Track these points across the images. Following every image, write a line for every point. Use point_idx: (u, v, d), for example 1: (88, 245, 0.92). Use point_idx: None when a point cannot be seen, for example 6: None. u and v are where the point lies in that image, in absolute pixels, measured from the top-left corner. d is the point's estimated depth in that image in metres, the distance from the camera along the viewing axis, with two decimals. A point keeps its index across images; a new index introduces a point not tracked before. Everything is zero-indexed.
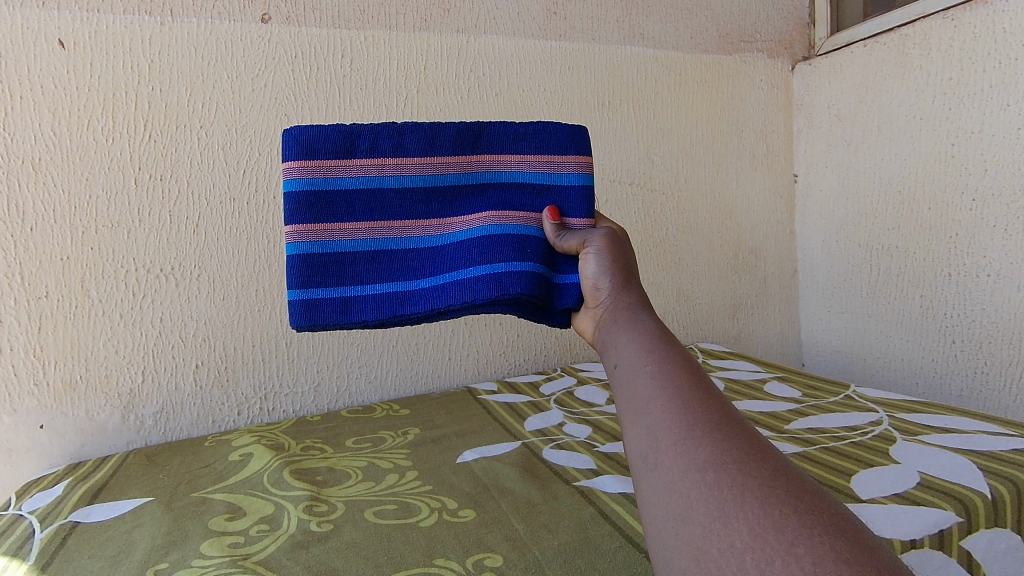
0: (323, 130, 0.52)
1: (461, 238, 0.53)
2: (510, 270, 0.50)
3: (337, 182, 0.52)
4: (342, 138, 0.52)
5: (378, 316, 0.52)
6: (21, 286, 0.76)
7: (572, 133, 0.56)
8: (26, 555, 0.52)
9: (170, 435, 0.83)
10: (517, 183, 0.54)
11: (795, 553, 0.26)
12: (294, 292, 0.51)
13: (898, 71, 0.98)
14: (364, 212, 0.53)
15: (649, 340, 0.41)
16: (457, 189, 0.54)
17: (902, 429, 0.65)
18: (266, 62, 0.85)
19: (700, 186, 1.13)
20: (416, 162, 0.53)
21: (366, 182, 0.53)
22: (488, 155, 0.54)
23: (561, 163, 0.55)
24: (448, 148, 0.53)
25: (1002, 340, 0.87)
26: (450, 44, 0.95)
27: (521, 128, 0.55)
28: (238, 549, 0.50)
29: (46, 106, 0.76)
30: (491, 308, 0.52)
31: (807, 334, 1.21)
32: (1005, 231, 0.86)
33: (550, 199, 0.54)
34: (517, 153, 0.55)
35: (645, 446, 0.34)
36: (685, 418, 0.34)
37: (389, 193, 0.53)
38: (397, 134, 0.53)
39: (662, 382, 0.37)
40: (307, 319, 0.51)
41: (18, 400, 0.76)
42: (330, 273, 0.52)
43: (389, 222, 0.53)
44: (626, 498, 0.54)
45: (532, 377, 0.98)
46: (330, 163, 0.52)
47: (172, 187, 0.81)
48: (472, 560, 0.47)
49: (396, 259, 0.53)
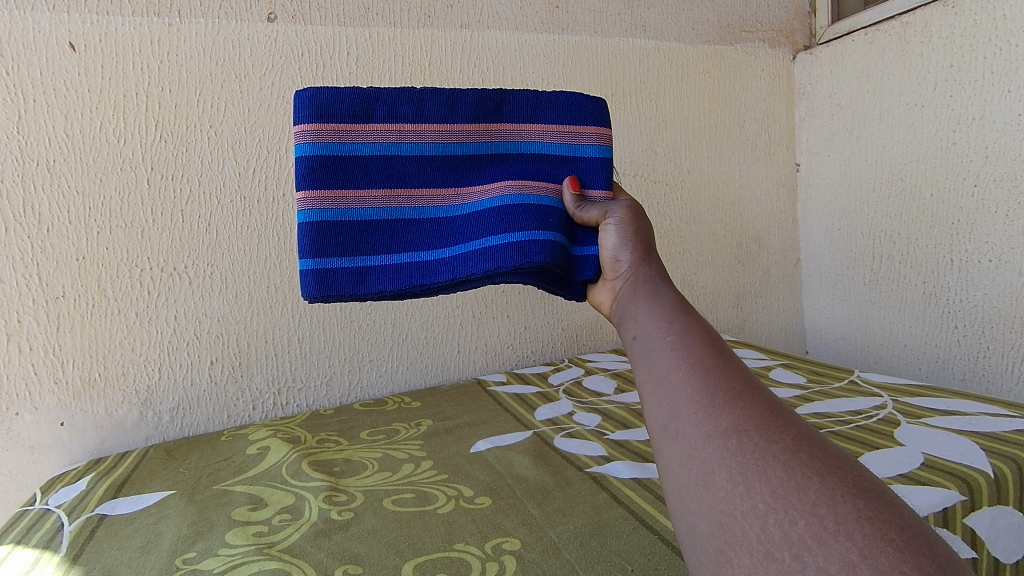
0: (339, 94, 0.53)
1: (480, 209, 0.54)
2: (530, 236, 0.51)
3: (353, 148, 0.53)
4: (359, 102, 0.53)
5: (396, 286, 0.53)
6: (38, 286, 0.77)
7: (592, 105, 0.57)
8: (56, 547, 0.54)
9: (187, 430, 0.84)
10: (537, 153, 0.56)
11: (816, 510, 0.27)
12: (307, 262, 0.52)
13: (900, 60, 0.99)
14: (379, 178, 0.54)
15: (669, 312, 0.43)
16: (475, 158, 0.55)
17: (906, 411, 0.67)
18: (272, 61, 0.86)
19: (703, 177, 1.14)
20: (436, 129, 0.55)
21: (382, 149, 0.54)
22: (508, 124, 0.56)
23: (581, 134, 0.57)
24: (466, 117, 0.55)
25: (1003, 324, 0.88)
26: (453, 40, 0.95)
27: (543, 98, 0.56)
28: (263, 537, 0.52)
29: (59, 109, 0.77)
30: (513, 277, 0.52)
31: (811, 321, 1.22)
32: (1006, 217, 0.87)
33: (569, 170, 0.56)
34: (537, 122, 0.56)
35: (666, 415, 0.35)
36: (705, 388, 0.35)
37: (406, 160, 0.55)
38: (416, 100, 0.54)
39: (683, 352, 0.38)
40: (322, 291, 0.52)
41: (39, 398, 0.78)
42: (344, 241, 0.53)
43: (406, 190, 0.55)
44: (637, 484, 0.56)
45: (541, 368, 1.00)
46: (347, 127, 0.53)
47: (183, 186, 0.82)
48: (491, 544, 0.48)
49: (412, 229, 0.54)
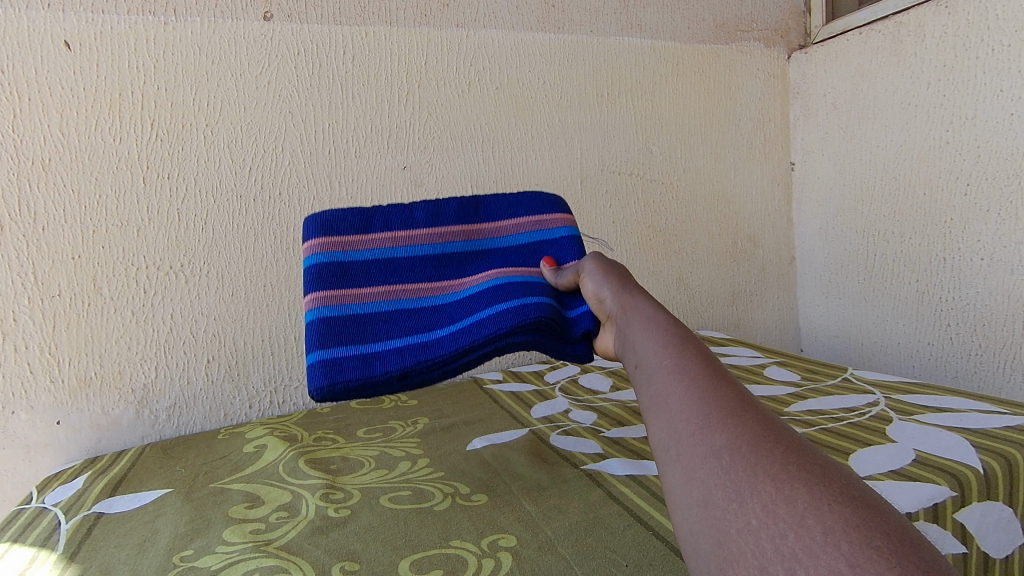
0: (342, 212, 0.59)
1: (472, 290, 0.58)
2: (524, 300, 0.54)
3: (354, 255, 0.58)
4: (360, 217, 0.60)
5: (401, 366, 0.54)
6: (33, 285, 0.77)
7: (554, 201, 0.65)
8: (53, 545, 0.54)
9: (184, 429, 0.84)
10: (513, 246, 0.63)
11: (806, 521, 0.28)
12: (314, 355, 0.53)
13: (894, 59, 1.00)
14: (379, 277, 0.58)
15: (662, 335, 0.44)
16: (462, 256, 0.61)
17: (898, 409, 0.68)
18: (268, 59, 0.86)
19: (699, 176, 1.14)
20: (428, 232, 0.61)
21: (380, 253, 0.59)
22: (488, 224, 0.63)
23: (551, 222, 0.64)
24: (452, 218, 0.62)
25: (995, 322, 0.89)
26: (449, 38, 0.95)
27: (512, 197, 0.65)
28: (260, 535, 0.52)
29: (54, 108, 0.77)
30: (512, 343, 0.54)
31: (805, 320, 1.23)
32: (998, 216, 0.87)
33: (543, 253, 0.62)
34: (511, 217, 0.64)
35: (665, 438, 0.36)
36: (700, 408, 0.36)
37: (403, 261, 0.60)
38: (407, 212, 0.61)
39: (679, 374, 0.39)
40: (327, 394, 0.52)
41: (35, 397, 0.78)
42: (348, 335, 0.55)
43: (405, 287, 0.59)
44: (632, 480, 0.56)
45: (537, 366, 1.00)
46: (347, 238, 0.59)
47: (179, 185, 0.82)
48: (487, 540, 0.49)
49: (412, 317, 0.57)
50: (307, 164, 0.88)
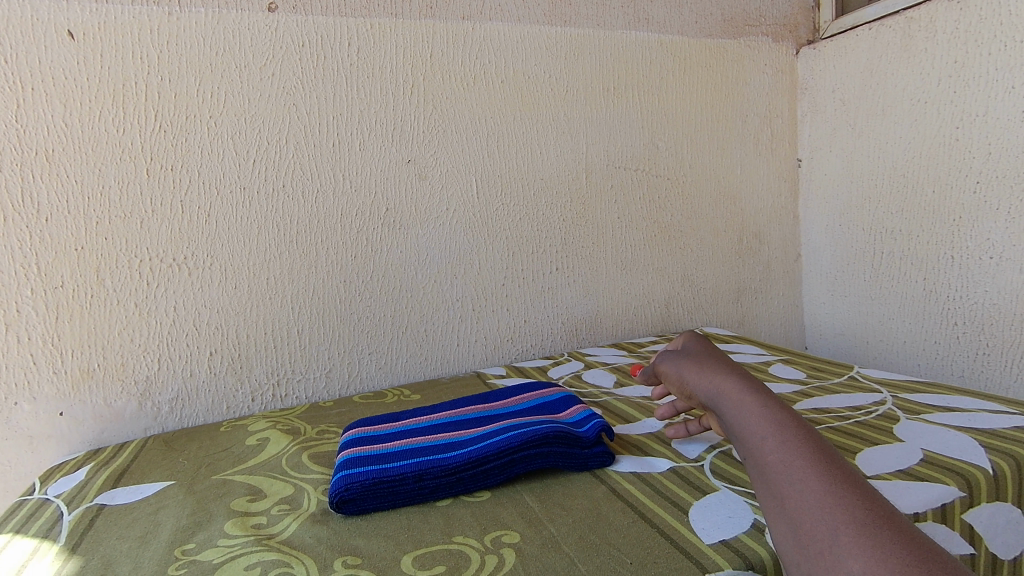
0: (372, 434, 0.63)
1: (486, 432, 0.61)
2: (534, 432, 0.57)
3: (381, 439, 0.62)
4: (388, 433, 0.63)
5: (417, 466, 0.55)
6: (36, 276, 0.76)
7: (566, 401, 0.69)
8: (55, 537, 0.54)
9: (186, 421, 0.84)
10: (529, 413, 0.66)
11: None
12: (337, 475, 0.55)
13: (904, 55, 0.98)
14: (402, 441, 0.61)
15: (775, 419, 0.41)
16: (481, 423, 0.64)
17: (905, 407, 0.67)
18: (272, 51, 0.85)
19: (705, 172, 1.13)
20: (450, 426, 0.64)
21: (406, 434, 0.63)
22: (506, 414, 0.66)
23: (565, 408, 0.67)
24: (472, 422, 0.65)
25: (1003, 322, 0.88)
26: (455, 31, 0.95)
27: (529, 405, 0.68)
28: (262, 529, 0.52)
29: (57, 98, 0.76)
30: (525, 455, 0.56)
31: (810, 317, 1.22)
32: (1007, 215, 0.86)
33: (557, 414, 0.65)
34: (528, 410, 0.67)
35: (786, 514, 0.35)
36: (820, 508, 0.34)
37: (426, 433, 0.63)
38: (431, 427, 0.65)
39: (794, 447, 0.38)
40: (347, 499, 0.52)
41: (37, 388, 0.78)
42: (370, 461, 0.57)
43: (425, 438, 0.61)
44: (636, 478, 0.56)
45: (540, 362, 1.00)
46: (377, 436, 0.62)
47: (183, 177, 0.82)
48: (491, 536, 0.48)
49: (430, 446, 0.59)
50: (311, 157, 0.88)
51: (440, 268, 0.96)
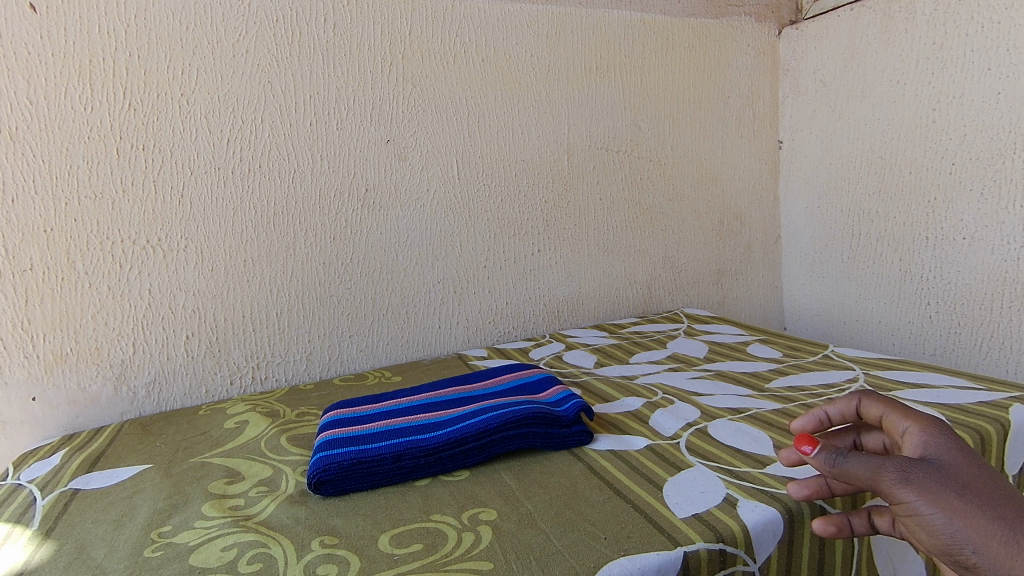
0: (351, 415, 0.63)
1: (465, 412, 0.61)
2: (514, 415, 0.57)
3: (361, 420, 0.62)
4: (367, 414, 0.64)
5: (396, 446, 0.55)
6: (4, 259, 0.74)
7: (546, 380, 0.70)
8: (28, 521, 0.53)
9: (164, 405, 0.84)
10: (508, 393, 0.66)
11: None
12: (316, 456, 0.55)
13: (884, 36, 0.98)
14: (381, 421, 0.61)
15: None
16: (460, 403, 0.65)
17: (876, 385, 0.68)
18: (245, 27, 0.83)
19: (687, 153, 1.13)
20: (430, 406, 0.65)
21: (386, 415, 0.63)
22: (485, 395, 0.67)
23: (544, 387, 0.68)
24: (452, 402, 0.66)
25: (974, 301, 0.91)
26: (434, 8, 0.93)
27: (508, 386, 0.69)
28: (239, 510, 0.52)
29: (20, 74, 0.73)
30: (503, 435, 0.57)
31: (790, 298, 1.24)
32: (980, 196, 0.88)
33: (536, 393, 0.66)
34: (508, 390, 0.67)
35: None
36: None
37: (406, 414, 0.63)
38: (411, 407, 0.65)
39: None
40: (325, 479, 0.52)
41: (8, 373, 0.76)
42: (349, 441, 0.57)
43: (405, 419, 0.62)
44: (613, 456, 0.57)
45: (522, 343, 1.00)
46: (356, 417, 0.62)
47: (155, 157, 0.80)
48: (468, 514, 0.49)
49: (409, 426, 0.60)
50: (287, 137, 0.86)
51: (420, 250, 0.95)
